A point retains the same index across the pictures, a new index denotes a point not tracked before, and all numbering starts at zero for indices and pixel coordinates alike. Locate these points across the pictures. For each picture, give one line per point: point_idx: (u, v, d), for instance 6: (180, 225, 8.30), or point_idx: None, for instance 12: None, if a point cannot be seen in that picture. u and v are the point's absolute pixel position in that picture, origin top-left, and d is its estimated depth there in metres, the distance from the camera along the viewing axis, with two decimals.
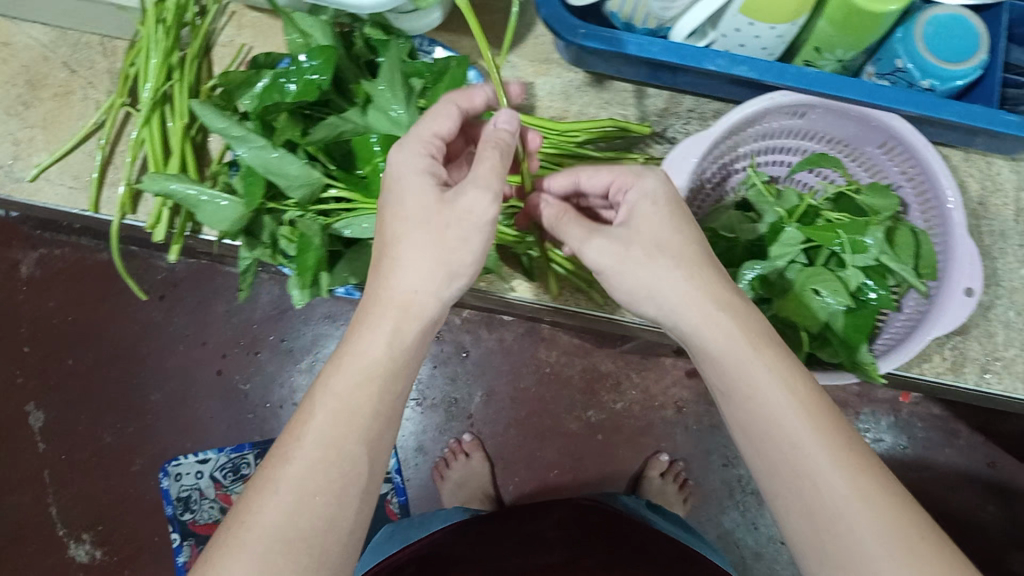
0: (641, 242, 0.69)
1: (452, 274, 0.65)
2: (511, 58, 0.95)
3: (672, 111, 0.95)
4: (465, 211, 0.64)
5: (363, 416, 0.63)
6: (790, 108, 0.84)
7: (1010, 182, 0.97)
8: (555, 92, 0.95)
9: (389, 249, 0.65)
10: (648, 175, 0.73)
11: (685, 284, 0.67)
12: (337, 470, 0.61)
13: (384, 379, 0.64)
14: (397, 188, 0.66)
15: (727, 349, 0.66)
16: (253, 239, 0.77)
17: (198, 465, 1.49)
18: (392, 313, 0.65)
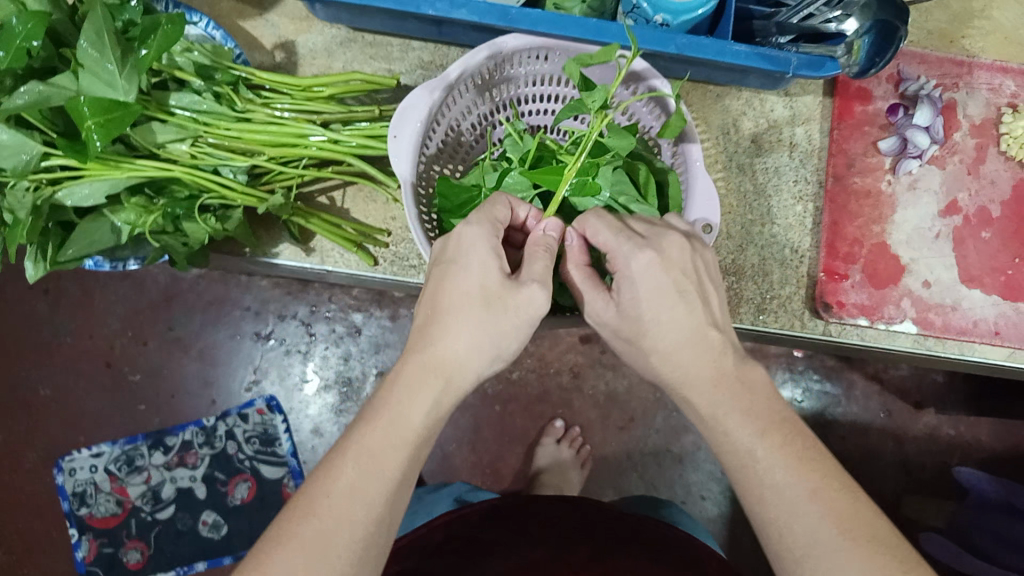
0: (641, 319, 0.49)
1: (501, 360, 0.49)
2: (270, 17, 0.72)
3: (441, 63, 0.72)
4: (528, 305, 0.48)
5: (392, 476, 0.44)
6: (527, 49, 0.63)
7: (949, 80, 0.72)
8: (317, 50, 0.72)
9: (438, 324, 0.48)
10: (644, 251, 0.49)
11: (656, 346, 0.49)
12: (368, 512, 0.43)
13: (419, 441, 0.46)
14: (459, 261, 0.49)
15: (691, 391, 0.49)
16: None
17: (82, 467, 1.06)
18: (431, 382, 0.47)
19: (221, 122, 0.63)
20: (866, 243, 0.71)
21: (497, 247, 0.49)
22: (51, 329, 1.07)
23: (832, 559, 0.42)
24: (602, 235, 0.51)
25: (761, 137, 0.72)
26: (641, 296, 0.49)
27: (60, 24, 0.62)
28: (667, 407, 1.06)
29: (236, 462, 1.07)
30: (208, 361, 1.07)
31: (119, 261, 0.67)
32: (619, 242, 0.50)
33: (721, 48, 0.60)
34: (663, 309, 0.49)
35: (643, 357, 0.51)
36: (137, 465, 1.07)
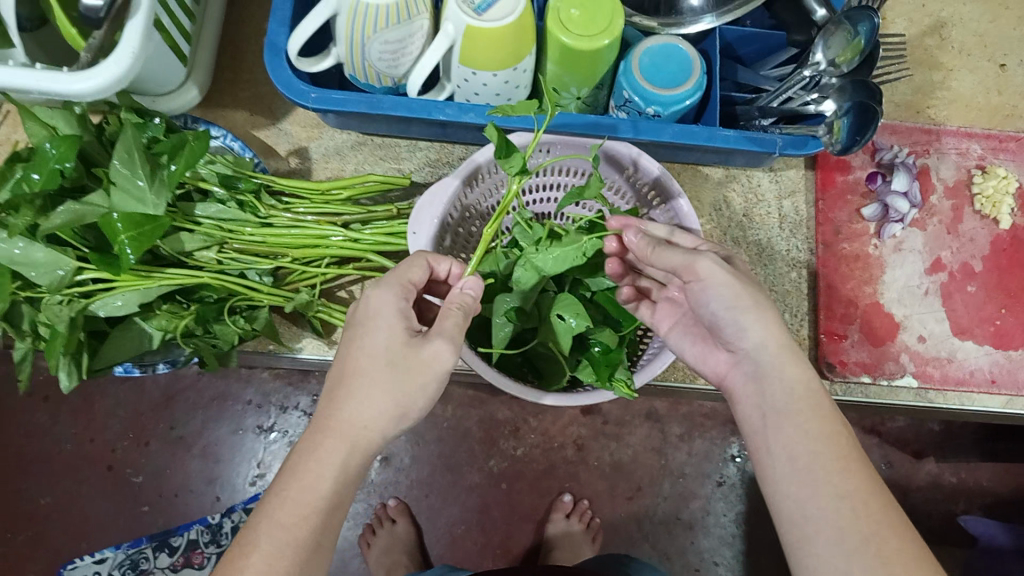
0: (752, 281, 0.54)
1: (409, 416, 0.51)
2: (283, 126, 0.76)
3: (447, 160, 0.77)
4: (433, 360, 0.51)
5: (305, 544, 0.46)
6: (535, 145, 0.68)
7: (916, 147, 0.78)
8: (330, 153, 0.76)
9: (344, 384, 0.50)
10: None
11: (761, 316, 0.53)
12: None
13: (331, 506, 0.48)
14: (367, 323, 0.51)
15: (776, 374, 0.52)
16: (17, 328, 0.65)
17: (84, 574, 1.05)
18: (339, 445, 0.48)
19: (245, 229, 0.67)
20: (861, 303, 0.75)
21: (404, 308, 0.52)
22: (52, 438, 1.06)
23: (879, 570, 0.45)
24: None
25: (752, 211, 0.76)
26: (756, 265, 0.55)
27: (90, 147, 0.66)
28: (674, 473, 1.05)
29: None
30: (211, 458, 1.06)
31: (149, 365, 0.69)
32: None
33: (710, 134, 0.65)
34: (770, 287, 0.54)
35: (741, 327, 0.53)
36: (143, 568, 1.05)
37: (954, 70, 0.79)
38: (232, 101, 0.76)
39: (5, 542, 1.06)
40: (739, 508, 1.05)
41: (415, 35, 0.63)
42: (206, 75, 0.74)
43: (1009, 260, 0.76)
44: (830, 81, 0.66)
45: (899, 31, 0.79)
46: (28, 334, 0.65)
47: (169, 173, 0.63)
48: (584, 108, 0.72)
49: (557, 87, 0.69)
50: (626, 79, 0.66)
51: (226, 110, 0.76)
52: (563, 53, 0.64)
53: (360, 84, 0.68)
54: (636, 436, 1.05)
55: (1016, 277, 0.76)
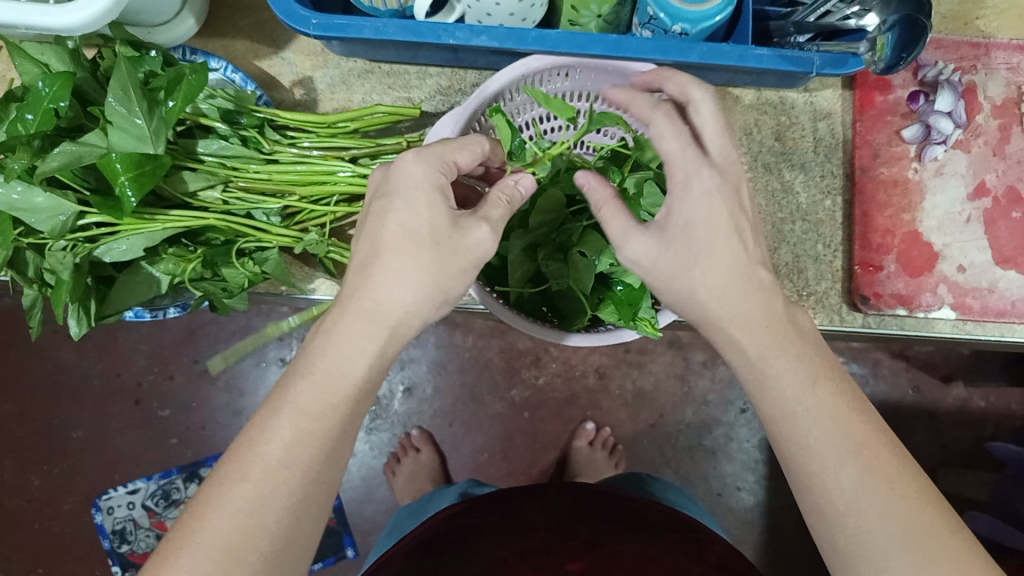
0: (686, 256, 0.48)
1: (445, 303, 0.49)
2: (285, 55, 0.72)
3: (459, 87, 0.73)
4: (475, 247, 0.49)
5: (330, 433, 0.45)
6: (552, 67, 0.63)
7: (963, 61, 0.73)
8: (336, 83, 0.72)
9: (383, 263, 0.47)
10: (703, 174, 0.49)
11: (704, 279, 0.48)
12: (306, 474, 0.44)
13: (362, 393, 0.47)
14: (403, 198, 0.48)
15: (745, 331, 0.48)
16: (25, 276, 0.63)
17: (119, 504, 1.06)
18: (375, 332, 0.47)
19: (250, 166, 0.64)
20: (898, 232, 0.71)
21: (442, 186, 0.49)
22: (78, 373, 1.05)
23: (873, 513, 0.44)
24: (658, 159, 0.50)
25: (785, 135, 0.72)
26: (696, 225, 0.48)
27: (84, 83, 0.62)
28: (696, 401, 1.03)
29: None
30: (235, 392, 1.05)
31: (159, 309, 0.68)
32: (685, 164, 0.49)
33: (743, 53, 0.60)
34: (717, 240, 0.48)
35: (681, 292, 0.49)
36: (174, 499, 1.05)
37: None
38: (233, 29, 0.72)
39: (40, 474, 1.06)
40: (762, 434, 1.03)
41: None
42: (202, 5, 0.70)
43: None
44: None
45: None
46: (35, 281, 0.63)
47: (167, 109, 0.60)
48: (604, 27, 0.67)
49: (576, 5, 0.64)
50: None
51: (226, 40, 0.72)
52: None
53: (364, 7, 0.63)
54: (659, 364, 1.03)
55: None
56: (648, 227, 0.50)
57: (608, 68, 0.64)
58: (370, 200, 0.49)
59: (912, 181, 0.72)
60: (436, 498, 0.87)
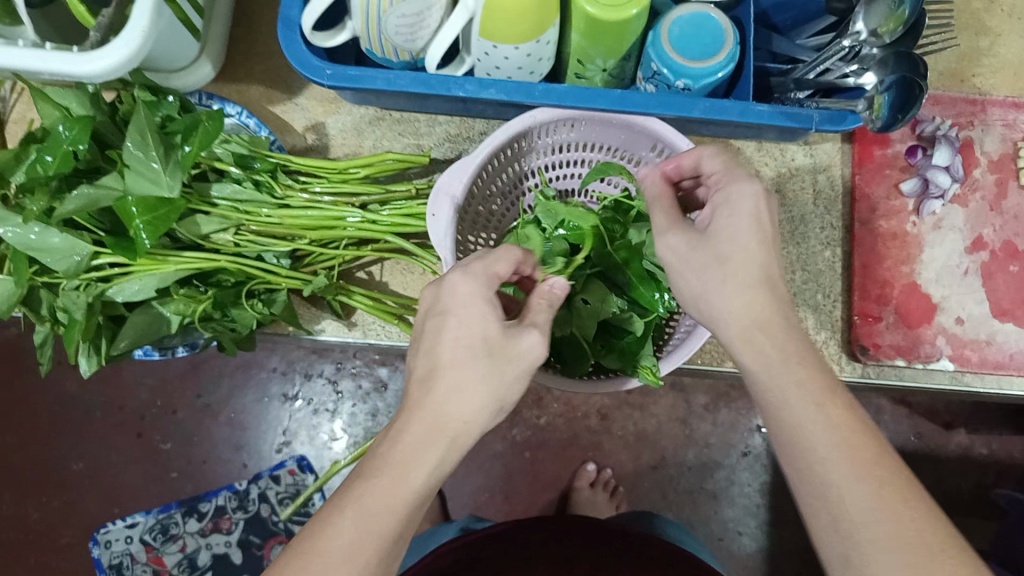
0: (719, 252, 0.48)
1: (502, 409, 0.49)
2: (298, 101, 0.74)
3: (467, 135, 0.75)
4: (528, 353, 0.49)
5: (388, 534, 0.43)
6: (557, 120, 0.65)
7: (959, 117, 0.75)
8: (347, 130, 0.74)
9: (444, 379, 0.47)
10: (752, 181, 0.49)
11: (736, 276, 0.47)
12: (362, 572, 0.42)
13: (419, 497, 0.45)
14: (456, 314, 0.48)
15: (764, 334, 0.47)
16: (37, 314, 0.64)
17: (117, 538, 1.05)
18: (440, 442, 0.46)
19: (261, 210, 0.65)
20: (897, 283, 0.72)
21: (490, 297, 0.49)
22: (81, 405, 1.06)
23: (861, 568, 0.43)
24: (714, 166, 0.51)
25: (784, 187, 0.74)
26: (735, 222, 0.48)
27: (103, 127, 0.64)
28: (698, 443, 1.03)
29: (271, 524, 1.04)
30: (237, 427, 1.05)
31: (168, 349, 0.69)
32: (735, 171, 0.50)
33: (744, 109, 0.62)
34: (758, 240, 0.47)
35: (705, 287, 0.48)
36: (172, 533, 1.05)
37: (1002, 36, 0.75)
38: (249, 75, 0.74)
39: (40, 506, 1.06)
40: (764, 479, 1.03)
41: (432, 8, 0.60)
42: (219, 52, 0.72)
43: None
44: (870, 50, 0.63)
45: None
46: (47, 319, 0.64)
47: (183, 153, 0.62)
48: (610, 81, 0.69)
49: (581, 60, 0.66)
50: (654, 50, 0.63)
51: (240, 86, 0.74)
52: (588, 23, 0.61)
53: (377, 59, 0.65)
54: (661, 406, 1.03)
55: None
56: (688, 228, 0.50)
57: (612, 122, 0.66)
58: (422, 317, 0.49)
59: (909, 233, 0.73)
60: (437, 533, 0.88)
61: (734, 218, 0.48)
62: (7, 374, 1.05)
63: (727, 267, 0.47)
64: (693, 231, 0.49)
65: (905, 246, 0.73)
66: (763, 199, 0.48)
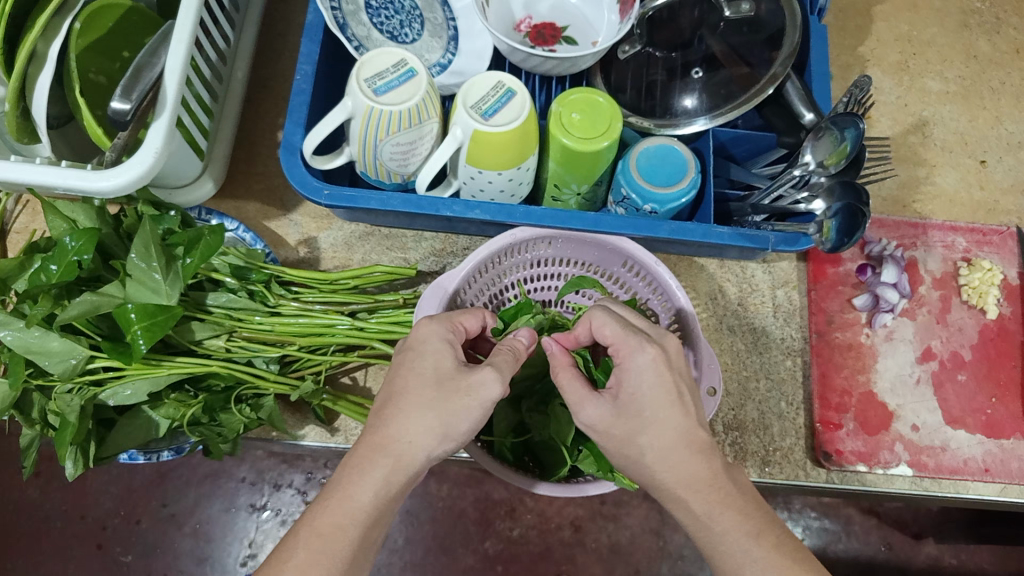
0: (634, 422, 0.54)
1: (452, 440, 0.53)
2: (292, 216, 0.79)
3: (451, 250, 0.79)
4: (479, 389, 0.53)
5: (339, 560, 0.48)
6: (536, 238, 0.70)
7: (903, 238, 0.82)
8: (338, 244, 0.79)
9: (395, 402, 0.53)
10: (647, 348, 0.55)
11: (653, 445, 0.53)
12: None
13: (369, 521, 0.50)
14: (416, 350, 0.56)
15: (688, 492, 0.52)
16: (27, 417, 0.65)
17: None
18: (384, 460, 0.51)
19: (254, 317, 0.69)
20: (855, 392, 0.77)
21: (451, 340, 0.56)
22: (43, 514, 1.04)
23: None
24: (610, 330, 0.58)
25: (746, 301, 0.79)
26: (643, 393, 0.54)
27: (107, 238, 0.68)
28: (671, 555, 1.04)
29: None
30: (203, 538, 1.03)
31: (152, 453, 0.69)
32: (630, 341, 0.56)
33: (706, 231, 0.68)
34: (662, 405, 0.54)
35: (631, 457, 0.54)
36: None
37: (937, 167, 0.84)
38: (247, 192, 0.79)
39: None
40: None
41: (424, 137, 0.66)
42: (221, 170, 0.77)
43: (996, 347, 0.79)
44: (819, 180, 0.70)
45: (883, 129, 0.85)
46: (36, 422, 0.65)
47: (184, 264, 0.65)
48: (584, 203, 0.75)
49: (558, 184, 0.72)
50: (624, 178, 0.69)
51: (238, 202, 0.79)
52: (563, 152, 0.68)
53: (370, 180, 0.71)
54: (634, 517, 1.04)
55: (1003, 365, 0.79)
56: (602, 395, 0.56)
57: (587, 241, 0.71)
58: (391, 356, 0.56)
59: (863, 344, 0.78)
60: None
61: (639, 388, 0.55)
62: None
63: (642, 430, 0.53)
64: (607, 400, 0.55)
65: (860, 355, 0.78)
66: (661, 361, 0.55)
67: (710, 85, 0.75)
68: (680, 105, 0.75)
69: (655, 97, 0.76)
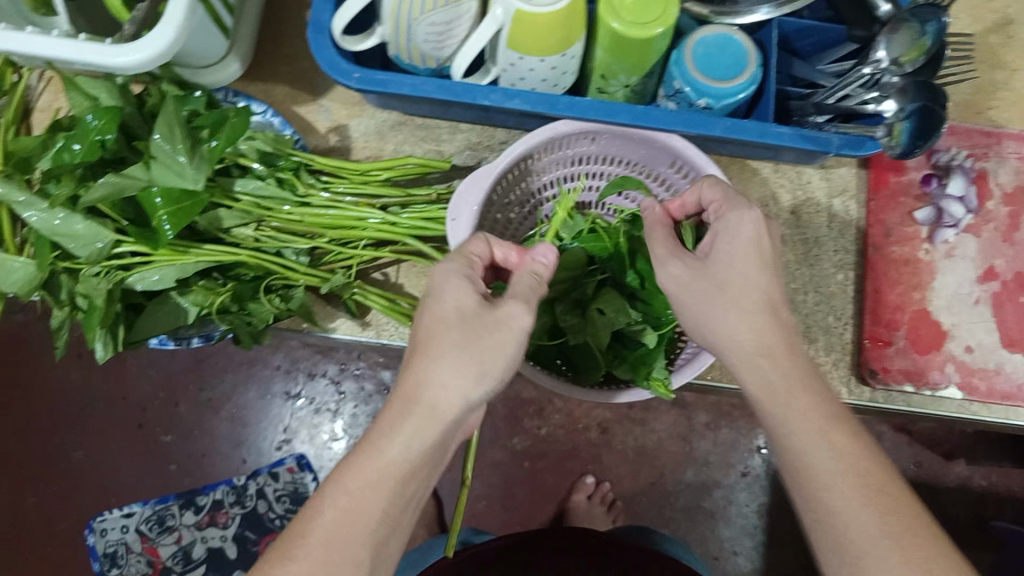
0: (718, 280, 0.51)
1: (487, 379, 0.48)
2: (323, 102, 0.75)
3: (487, 144, 0.75)
4: (507, 323, 0.49)
5: (371, 513, 0.46)
6: (579, 133, 0.66)
7: (974, 148, 0.75)
8: (369, 133, 0.75)
9: (425, 348, 0.49)
10: (753, 209, 0.52)
11: (738, 305, 0.50)
12: (344, 555, 0.45)
13: (401, 475, 0.47)
14: (434, 292, 0.51)
15: (768, 360, 0.49)
16: (56, 298, 0.65)
17: (113, 527, 1.05)
18: (410, 412, 0.47)
19: (283, 206, 0.66)
20: (908, 309, 0.73)
21: (473, 276, 0.52)
22: (83, 395, 1.06)
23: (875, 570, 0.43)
24: (715, 192, 0.55)
25: (800, 209, 0.74)
26: (734, 248, 0.51)
27: (131, 118, 0.65)
28: (698, 461, 1.03)
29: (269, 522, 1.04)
30: (237, 423, 1.05)
31: (183, 339, 0.68)
32: (736, 199, 0.53)
33: (764, 131, 0.63)
34: (749, 271, 0.51)
35: (702, 320, 0.52)
36: (169, 525, 1.05)
37: (1019, 70, 0.76)
38: (276, 76, 0.75)
39: (36, 494, 1.06)
40: (762, 500, 1.03)
41: (462, 18, 0.62)
42: (247, 51, 0.73)
43: None
44: (891, 79, 0.64)
45: (963, 27, 0.76)
46: (66, 304, 0.64)
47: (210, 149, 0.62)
48: (631, 97, 0.70)
49: (605, 74, 0.67)
50: (678, 69, 0.64)
51: (267, 86, 0.75)
52: (611, 38, 0.63)
53: (403, 65, 0.66)
54: (661, 423, 1.03)
55: None
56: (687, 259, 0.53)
57: (635, 139, 0.67)
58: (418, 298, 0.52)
59: (919, 258, 0.74)
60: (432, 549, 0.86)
61: (734, 243, 0.51)
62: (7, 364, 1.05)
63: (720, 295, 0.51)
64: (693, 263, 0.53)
65: (915, 270, 0.74)
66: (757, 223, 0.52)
67: None
68: None
69: None
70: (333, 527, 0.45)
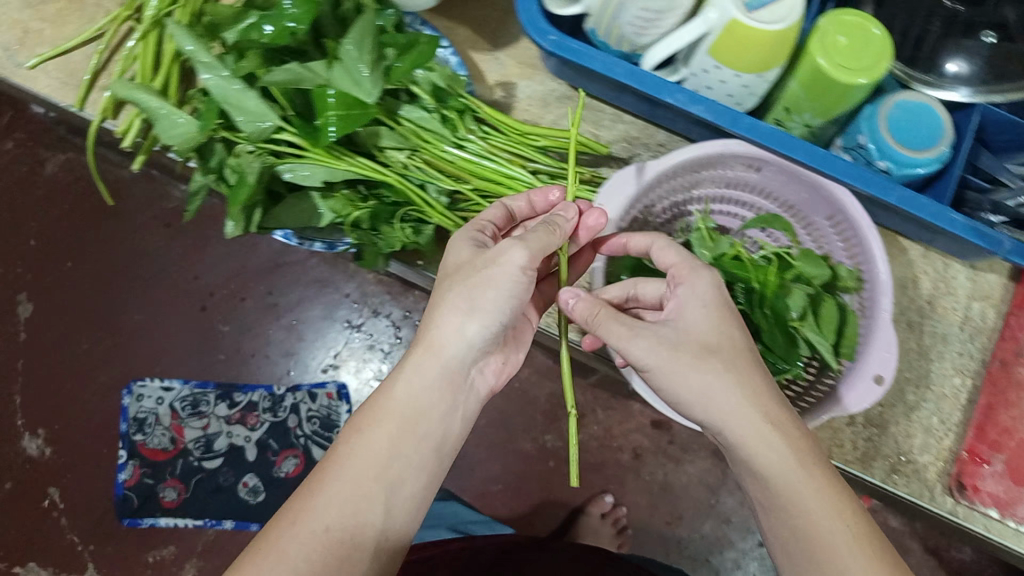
0: (711, 350, 0.51)
1: (478, 317, 0.50)
2: (499, 55, 0.75)
3: (644, 141, 0.74)
4: (500, 259, 0.51)
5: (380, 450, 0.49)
6: (747, 156, 0.65)
7: None
8: (533, 98, 0.75)
9: (433, 302, 0.52)
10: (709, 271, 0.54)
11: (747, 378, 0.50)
12: (355, 486, 0.47)
13: (408, 418, 0.50)
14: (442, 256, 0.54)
15: (771, 448, 0.48)
16: (203, 164, 0.66)
17: (148, 396, 1.05)
18: (422, 358, 0.51)
19: (442, 144, 0.67)
20: (1016, 435, 0.69)
21: (479, 236, 0.54)
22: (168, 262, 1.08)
23: None
24: (671, 254, 0.56)
25: (936, 301, 0.72)
26: (696, 311, 0.52)
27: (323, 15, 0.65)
28: (722, 518, 1.00)
29: (292, 437, 1.03)
30: (296, 334, 1.07)
31: (306, 240, 0.70)
32: (696, 266, 0.55)
33: (938, 212, 0.60)
34: (714, 327, 0.51)
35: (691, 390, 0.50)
36: (201, 411, 1.04)
37: None
38: (463, 17, 0.76)
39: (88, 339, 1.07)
40: None
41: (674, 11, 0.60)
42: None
43: None
44: None
45: None
46: (211, 172, 0.65)
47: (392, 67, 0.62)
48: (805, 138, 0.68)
49: (789, 108, 0.65)
50: (868, 124, 0.63)
51: (450, 23, 0.75)
52: (813, 74, 0.61)
53: (596, 41, 0.66)
54: (701, 468, 1.01)
55: None
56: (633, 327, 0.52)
57: (801, 179, 0.65)
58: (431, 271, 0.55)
59: None
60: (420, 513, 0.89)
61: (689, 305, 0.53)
62: (105, 210, 1.09)
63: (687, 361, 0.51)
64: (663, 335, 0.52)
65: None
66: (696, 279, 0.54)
67: (993, 53, 0.65)
68: (948, 67, 0.66)
69: (921, 50, 0.67)
70: (347, 460, 0.48)
